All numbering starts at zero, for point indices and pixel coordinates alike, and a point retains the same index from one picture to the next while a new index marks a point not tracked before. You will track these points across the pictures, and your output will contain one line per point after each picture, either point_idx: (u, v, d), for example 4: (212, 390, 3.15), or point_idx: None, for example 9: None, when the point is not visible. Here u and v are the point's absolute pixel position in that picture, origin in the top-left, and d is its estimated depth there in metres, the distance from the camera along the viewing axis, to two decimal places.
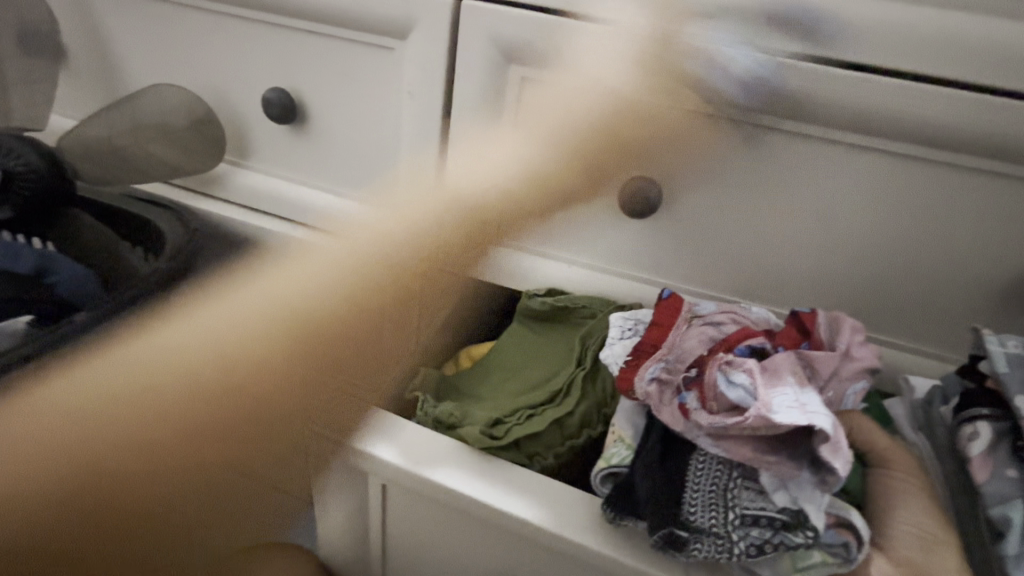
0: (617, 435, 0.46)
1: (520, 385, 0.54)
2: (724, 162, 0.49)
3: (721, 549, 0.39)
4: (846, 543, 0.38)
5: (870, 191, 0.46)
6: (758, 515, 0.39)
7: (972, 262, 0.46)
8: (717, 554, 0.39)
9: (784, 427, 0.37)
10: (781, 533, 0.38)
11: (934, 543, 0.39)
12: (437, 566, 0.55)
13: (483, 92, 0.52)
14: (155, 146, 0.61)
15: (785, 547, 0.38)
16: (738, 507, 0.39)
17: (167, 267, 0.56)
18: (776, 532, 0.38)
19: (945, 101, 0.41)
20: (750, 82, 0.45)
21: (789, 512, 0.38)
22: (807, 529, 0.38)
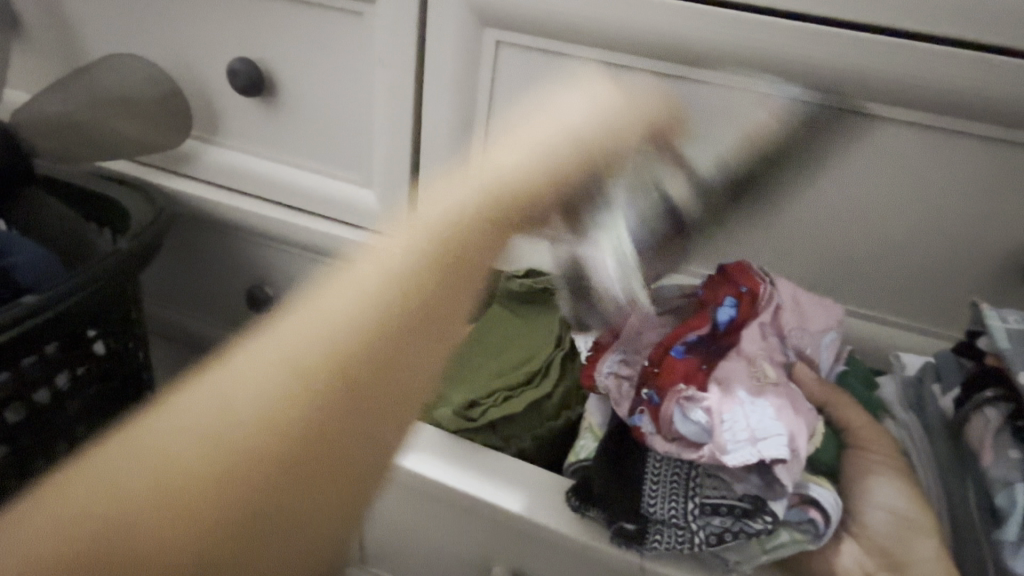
0: (588, 425, 0.44)
1: (498, 363, 0.52)
2: (708, 129, 0.47)
3: (681, 539, 0.37)
4: (813, 519, 0.36)
5: (863, 160, 0.44)
6: (718, 504, 0.37)
7: (965, 229, 0.45)
8: (678, 545, 0.37)
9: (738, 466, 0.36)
10: (741, 522, 0.36)
11: (913, 530, 0.34)
12: (405, 555, 0.53)
13: (457, 56, 0.49)
14: (117, 123, 0.59)
15: (745, 535, 0.36)
16: (698, 496, 0.37)
17: (130, 248, 0.52)
18: (736, 521, 0.36)
19: (949, 62, 0.38)
20: (735, 43, 0.42)
21: (749, 499, 0.36)
22: (766, 515, 0.35)
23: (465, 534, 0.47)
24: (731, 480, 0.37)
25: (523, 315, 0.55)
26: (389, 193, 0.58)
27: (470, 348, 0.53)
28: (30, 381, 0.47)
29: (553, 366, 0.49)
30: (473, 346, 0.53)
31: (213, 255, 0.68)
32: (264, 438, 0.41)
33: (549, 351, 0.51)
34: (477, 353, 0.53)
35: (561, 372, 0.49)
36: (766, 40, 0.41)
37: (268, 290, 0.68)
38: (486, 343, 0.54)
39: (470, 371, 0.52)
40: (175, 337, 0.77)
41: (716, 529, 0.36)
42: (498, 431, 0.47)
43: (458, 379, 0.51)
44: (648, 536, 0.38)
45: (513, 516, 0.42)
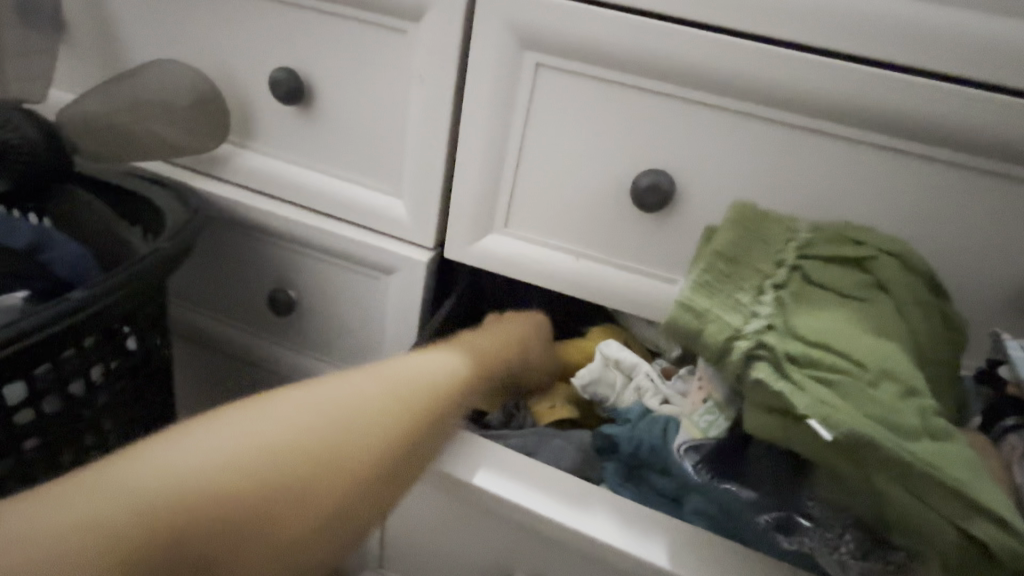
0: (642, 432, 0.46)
1: (881, 407, 0.34)
2: (736, 154, 0.48)
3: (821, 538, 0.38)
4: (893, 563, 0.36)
5: (888, 191, 0.46)
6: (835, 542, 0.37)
7: (986, 261, 0.46)
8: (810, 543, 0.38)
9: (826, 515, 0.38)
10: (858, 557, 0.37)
11: None
12: (425, 564, 0.52)
13: (496, 75, 0.51)
14: (154, 125, 0.61)
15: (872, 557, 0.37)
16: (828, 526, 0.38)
17: (168, 247, 0.54)
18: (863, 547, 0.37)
19: (968, 104, 0.41)
20: (766, 76, 0.44)
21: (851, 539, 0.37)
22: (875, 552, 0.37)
23: (487, 538, 0.48)
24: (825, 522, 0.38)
25: (820, 267, 0.40)
26: (419, 203, 0.59)
27: (917, 367, 0.37)
28: (67, 373, 0.49)
29: (771, 322, 0.38)
30: (922, 321, 0.40)
31: (240, 257, 0.70)
32: (389, 414, 0.39)
33: (753, 269, 0.40)
34: (883, 336, 0.37)
35: (821, 415, 0.34)
36: (795, 75, 0.44)
37: (290, 293, 0.68)
38: (950, 347, 0.42)
39: (941, 352, 0.41)
40: (193, 336, 0.77)
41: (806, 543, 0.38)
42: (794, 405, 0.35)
43: (901, 344, 0.37)
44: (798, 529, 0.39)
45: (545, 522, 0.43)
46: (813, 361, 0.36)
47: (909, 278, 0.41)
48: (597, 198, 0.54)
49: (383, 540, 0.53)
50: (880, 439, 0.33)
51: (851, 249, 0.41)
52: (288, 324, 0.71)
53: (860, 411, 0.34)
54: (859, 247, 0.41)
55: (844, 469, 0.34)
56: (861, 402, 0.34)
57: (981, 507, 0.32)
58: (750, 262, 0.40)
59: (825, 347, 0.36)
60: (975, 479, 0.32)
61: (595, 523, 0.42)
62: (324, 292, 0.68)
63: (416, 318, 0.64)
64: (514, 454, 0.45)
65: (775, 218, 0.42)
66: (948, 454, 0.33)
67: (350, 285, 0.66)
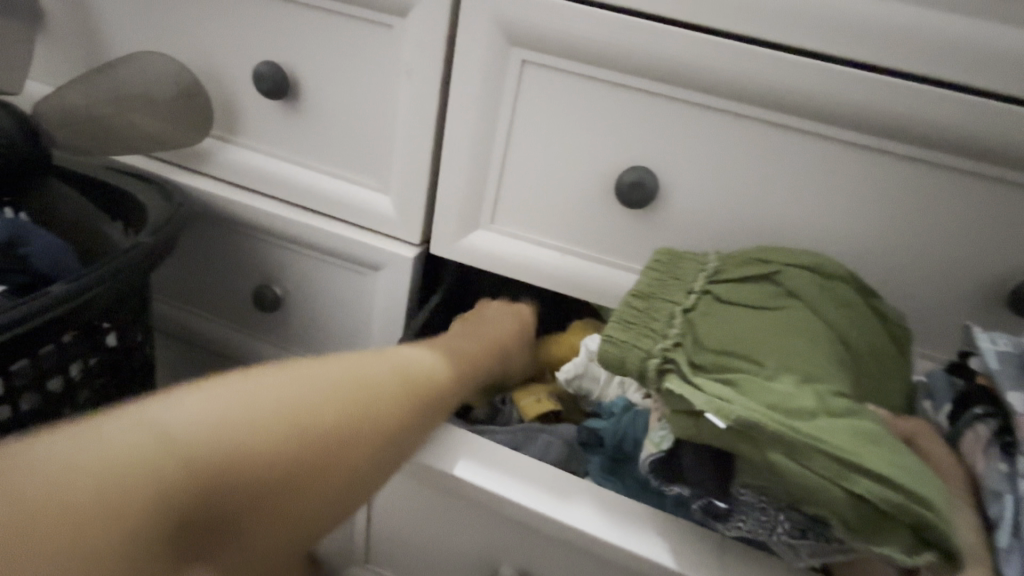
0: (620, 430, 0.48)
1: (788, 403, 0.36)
2: (720, 151, 0.49)
3: (762, 524, 0.38)
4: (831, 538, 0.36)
5: (865, 188, 0.47)
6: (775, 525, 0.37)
7: (959, 256, 0.47)
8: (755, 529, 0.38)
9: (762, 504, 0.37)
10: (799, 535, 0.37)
11: None
12: (414, 558, 0.52)
13: (482, 71, 0.51)
14: (136, 116, 0.61)
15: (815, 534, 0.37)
16: (768, 513, 0.37)
17: (150, 242, 0.53)
18: (806, 527, 0.37)
19: (943, 103, 0.42)
20: (748, 74, 0.45)
21: (793, 520, 0.37)
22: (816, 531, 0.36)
23: (474, 532, 0.48)
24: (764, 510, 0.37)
25: (731, 288, 0.43)
26: (406, 199, 0.59)
27: (830, 364, 0.39)
28: (45, 369, 0.48)
29: (681, 341, 0.41)
30: (846, 323, 0.42)
31: (224, 252, 0.69)
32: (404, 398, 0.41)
33: (664, 300, 0.43)
34: (790, 339, 0.39)
35: (716, 407, 0.36)
36: (777, 74, 0.44)
37: (276, 290, 0.68)
38: (882, 351, 0.43)
39: (870, 357, 0.43)
40: (176, 333, 0.77)
41: (742, 528, 0.39)
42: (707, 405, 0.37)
43: (812, 346, 0.39)
44: (735, 514, 0.39)
45: (528, 513, 0.43)
46: (723, 367, 0.39)
47: (826, 287, 0.43)
48: (582, 193, 0.54)
49: (370, 536, 0.53)
50: (776, 427, 0.34)
51: (759, 267, 0.44)
52: (274, 320, 0.71)
53: (760, 401, 0.36)
54: (768, 263, 0.44)
55: (756, 456, 0.35)
56: (761, 394, 0.36)
57: (881, 477, 0.33)
58: (661, 295, 0.44)
59: (731, 353, 0.39)
60: (902, 465, 0.34)
61: (574, 515, 0.42)
62: (309, 288, 0.68)
63: (402, 314, 0.64)
64: (481, 444, 0.46)
65: (689, 258, 0.46)
66: (847, 432, 0.35)
67: (336, 281, 0.66)
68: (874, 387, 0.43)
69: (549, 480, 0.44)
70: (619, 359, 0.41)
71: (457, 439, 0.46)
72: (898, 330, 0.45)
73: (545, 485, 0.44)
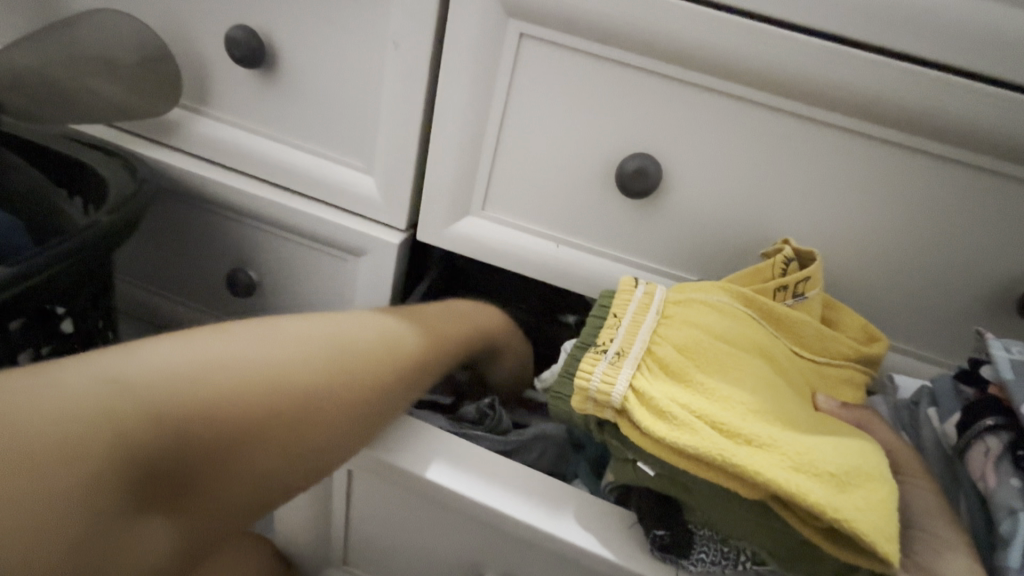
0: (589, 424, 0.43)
1: (672, 470, 0.34)
2: (729, 140, 0.46)
3: (723, 554, 0.35)
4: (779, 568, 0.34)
5: (877, 184, 0.44)
6: (717, 558, 0.35)
7: (976, 259, 0.44)
8: (717, 561, 0.35)
9: (709, 533, 0.35)
10: (747, 563, 0.35)
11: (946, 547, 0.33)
12: (393, 558, 0.50)
13: (475, 46, 0.47)
14: (99, 84, 0.57)
15: (752, 567, 0.35)
16: (716, 540, 0.35)
17: (107, 221, 0.49)
18: (746, 561, 0.35)
19: (968, 96, 0.39)
20: (762, 58, 0.41)
21: (740, 553, 0.35)
22: (751, 561, 0.35)
23: (455, 537, 0.44)
24: (723, 545, 0.35)
25: (606, 334, 0.38)
26: (392, 181, 0.55)
27: (696, 402, 0.34)
28: None
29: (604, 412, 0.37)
30: (727, 333, 0.37)
31: (195, 233, 0.65)
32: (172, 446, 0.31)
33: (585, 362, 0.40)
34: (665, 394, 0.34)
35: (626, 476, 0.36)
36: (794, 55, 0.41)
37: (251, 274, 0.64)
38: (806, 334, 0.40)
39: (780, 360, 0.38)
40: (147, 316, 0.72)
41: (705, 562, 0.35)
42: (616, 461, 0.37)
43: (680, 396, 0.34)
44: (694, 549, 0.35)
45: (513, 522, 0.38)
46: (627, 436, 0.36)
47: (693, 313, 0.38)
48: (580, 182, 0.51)
49: (347, 537, 0.50)
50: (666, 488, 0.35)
51: (620, 303, 0.39)
52: (249, 306, 0.67)
53: (659, 469, 0.34)
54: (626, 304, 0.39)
55: (692, 495, 0.34)
56: (653, 465, 0.35)
57: (770, 514, 0.32)
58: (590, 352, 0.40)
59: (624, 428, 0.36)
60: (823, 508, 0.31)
61: (552, 518, 0.37)
62: (287, 273, 0.64)
63: (385, 303, 0.61)
64: (466, 444, 0.41)
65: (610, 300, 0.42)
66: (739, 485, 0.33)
67: (315, 266, 0.62)
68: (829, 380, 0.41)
69: (524, 476, 0.39)
70: (567, 415, 0.38)
71: (430, 442, 0.41)
72: (872, 327, 0.42)
73: (517, 482, 0.39)
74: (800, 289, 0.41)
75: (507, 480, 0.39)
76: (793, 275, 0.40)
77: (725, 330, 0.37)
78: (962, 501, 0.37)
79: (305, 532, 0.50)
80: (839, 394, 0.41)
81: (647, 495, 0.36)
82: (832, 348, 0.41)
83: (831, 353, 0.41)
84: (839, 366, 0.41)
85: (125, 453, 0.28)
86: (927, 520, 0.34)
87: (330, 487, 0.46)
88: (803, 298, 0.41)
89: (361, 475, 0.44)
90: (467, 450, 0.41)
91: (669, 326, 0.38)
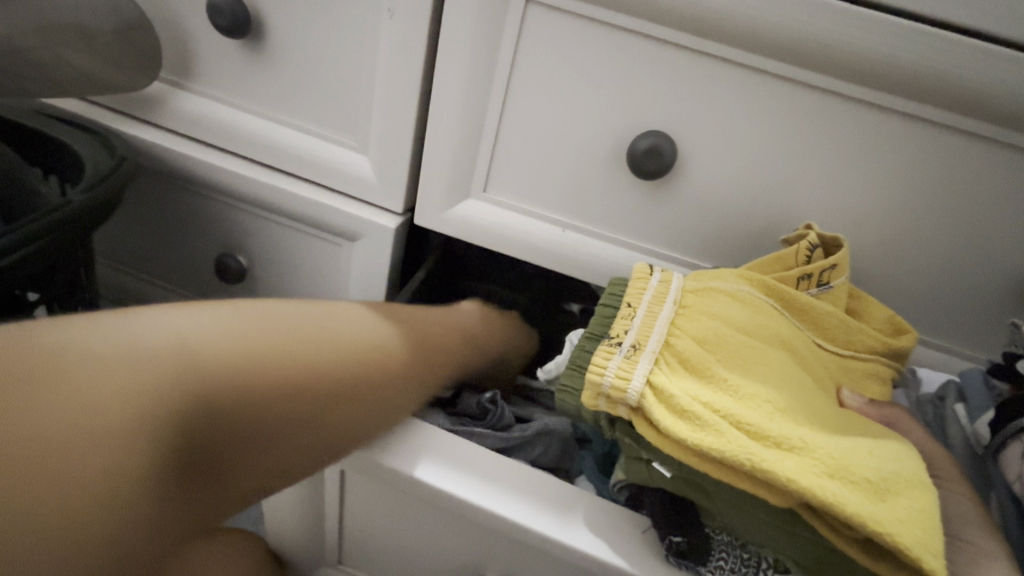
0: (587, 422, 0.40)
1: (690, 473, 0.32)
2: (749, 117, 0.43)
3: (741, 561, 0.33)
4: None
5: (908, 165, 0.41)
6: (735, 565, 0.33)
7: (1009, 245, 0.42)
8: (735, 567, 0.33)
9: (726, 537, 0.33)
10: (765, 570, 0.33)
11: (980, 554, 0.31)
12: (391, 558, 0.47)
13: (476, 14, 0.44)
14: (70, 57, 0.51)
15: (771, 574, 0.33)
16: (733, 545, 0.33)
17: (83, 201, 0.46)
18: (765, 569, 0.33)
19: (1013, 68, 0.36)
20: (791, 27, 0.38)
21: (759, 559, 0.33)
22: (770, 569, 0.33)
23: (455, 538, 0.42)
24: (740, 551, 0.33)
25: (618, 326, 0.35)
26: (388, 161, 0.52)
27: (717, 399, 0.32)
28: None
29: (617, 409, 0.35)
30: (750, 324, 0.35)
31: (180, 216, 0.61)
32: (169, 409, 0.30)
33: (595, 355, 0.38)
34: (683, 390, 0.32)
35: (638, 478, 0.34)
36: (824, 23, 0.37)
37: (240, 259, 0.61)
38: (833, 326, 0.38)
39: (804, 354, 0.36)
40: (133, 303, 0.69)
41: (723, 569, 0.33)
42: (627, 461, 0.35)
43: (700, 392, 0.32)
44: (710, 555, 0.33)
45: (517, 526, 0.35)
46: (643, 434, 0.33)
47: (712, 303, 0.36)
48: (588, 161, 0.48)
49: (343, 536, 0.48)
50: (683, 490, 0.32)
51: (634, 293, 0.37)
52: (239, 293, 0.64)
53: (676, 471, 0.32)
54: (640, 293, 0.37)
55: (710, 499, 0.32)
56: (669, 466, 0.32)
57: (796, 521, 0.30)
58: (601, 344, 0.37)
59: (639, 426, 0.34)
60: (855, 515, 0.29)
61: (559, 521, 0.35)
62: (278, 258, 0.61)
63: (381, 290, 0.58)
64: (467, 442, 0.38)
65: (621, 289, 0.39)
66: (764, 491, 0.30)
67: (308, 251, 0.59)
68: (855, 374, 0.38)
69: (528, 476, 0.37)
70: (575, 409, 0.36)
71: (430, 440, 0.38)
72: (899, 319, 0.40)
73: (521, 482, 0.37)
74: (825, 278, 0.38)
75: (510, 484, 0.37)
76: (819, 263, 0.38)
77: (747, 322, 0.35)
78: (995, 504, 0.35)
79: (298, 531, 0.47)
80: (864, 391, 0.38)
81: (660, 497, 0.33)
82: (859, 341, 0.38)
83: (856, 346, 0.38)
84: (865, 359, 0.39)
85: (114, 422, 0.27)
86: (960, 525, 0.32)
87: (322, 486, 0.44)
88: (828, 288, 0.38)
89: (355, 474, 0.42)
90: (467, 449, 0.38)
91: (686, 316, 0.35)
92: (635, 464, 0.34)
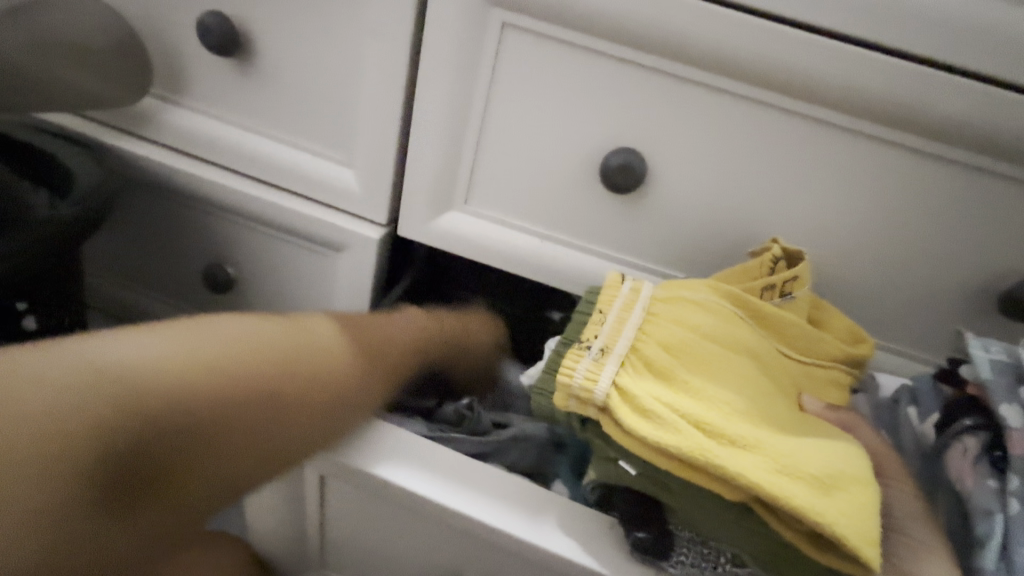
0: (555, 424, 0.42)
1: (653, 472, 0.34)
2: (715, 135, 0.45)
3: (702, 556, 0.35)
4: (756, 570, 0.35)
5: (863, 180, 0.44)
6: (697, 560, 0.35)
7: (959, 257, 0.44)
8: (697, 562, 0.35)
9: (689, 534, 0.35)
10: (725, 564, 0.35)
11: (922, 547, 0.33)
12: (372, 561, 0.49)
13: (457, 36, 0.46)
14: (65, 70, 0.53)
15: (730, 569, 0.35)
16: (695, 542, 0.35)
17: (70, 213, 0.48)
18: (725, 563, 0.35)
19: (954, 91, 0.39)
20: (750, 52, 0.41)
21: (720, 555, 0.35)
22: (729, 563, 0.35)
23: (434, 540, 0.44)
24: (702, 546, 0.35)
25: (591, 331, 0.37)
26: (373, 174, 0.54)
27: (679, 401, 0.33)
28: None
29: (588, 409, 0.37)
30: (714, 332, 0.37)
31: (169, 227, 0.63)
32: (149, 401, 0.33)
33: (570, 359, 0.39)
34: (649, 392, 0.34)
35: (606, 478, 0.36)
36: (781, 48, 0.40)
37: (228, 270, 0.62)
38: (794, 334, 0.40)
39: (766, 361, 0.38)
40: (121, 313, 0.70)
41: (685, 564, 0.35)
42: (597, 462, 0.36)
43: (664, 395, 0.34)
44: (673, 551, 0.35)
45: (491, 526, 0.37)
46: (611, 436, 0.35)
47: (679, 310, 0.38)
48: (564, 175, 0.50)
49: (326, 540, 0.49)
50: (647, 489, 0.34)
51: (606, 301, 0.39)
52: (227, 303, 0.65)
53: (641, 470, 0.34)
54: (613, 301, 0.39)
55: (673, 498, 0.34)
56: (634, 465, 0.34)
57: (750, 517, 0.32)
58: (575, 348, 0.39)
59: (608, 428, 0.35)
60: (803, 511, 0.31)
61: (531, 522, 0.37)
62: (266, 269, 0.62)
63: (366, 299, 0.59)
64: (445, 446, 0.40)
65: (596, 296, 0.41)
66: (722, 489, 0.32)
67: (295, 261, 0.61)
68: (817, 380, 0.40)
69: (503, 479, 0.39)
70: (549, 411, 0.37)
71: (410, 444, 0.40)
72: (858, 327, 0.42)
73: (496, 485, 0.38)
74: (788, 288, 0.40)
75: (486, 487, 0.38)
76: (781, 275, 0.40)
77: (712, 330, 0.37)
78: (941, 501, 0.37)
79: (282, 535, 0.49)
80: (824, 394, 0.40)
81: (627, 497, 0.35)
82: (819, 349, 0.40)
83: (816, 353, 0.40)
84: (825, 366, 0.41)
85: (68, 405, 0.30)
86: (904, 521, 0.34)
87: (305, 491, 0.45)
88: (790, 298, 0.40)
89: (337, 479, 0.43)
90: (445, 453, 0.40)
91: (654, 322, 0.37)
92: (603, 465, 0.36)
